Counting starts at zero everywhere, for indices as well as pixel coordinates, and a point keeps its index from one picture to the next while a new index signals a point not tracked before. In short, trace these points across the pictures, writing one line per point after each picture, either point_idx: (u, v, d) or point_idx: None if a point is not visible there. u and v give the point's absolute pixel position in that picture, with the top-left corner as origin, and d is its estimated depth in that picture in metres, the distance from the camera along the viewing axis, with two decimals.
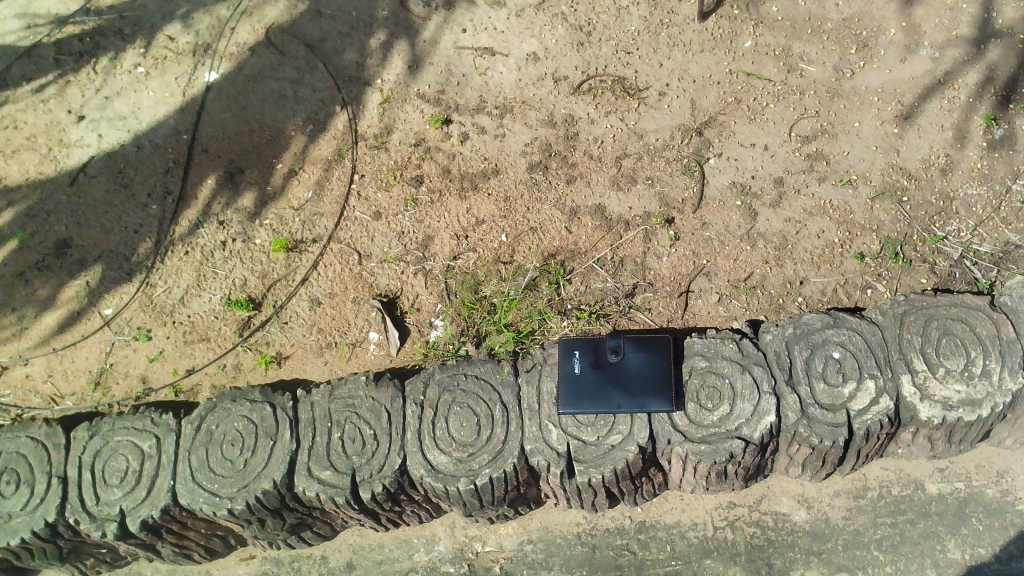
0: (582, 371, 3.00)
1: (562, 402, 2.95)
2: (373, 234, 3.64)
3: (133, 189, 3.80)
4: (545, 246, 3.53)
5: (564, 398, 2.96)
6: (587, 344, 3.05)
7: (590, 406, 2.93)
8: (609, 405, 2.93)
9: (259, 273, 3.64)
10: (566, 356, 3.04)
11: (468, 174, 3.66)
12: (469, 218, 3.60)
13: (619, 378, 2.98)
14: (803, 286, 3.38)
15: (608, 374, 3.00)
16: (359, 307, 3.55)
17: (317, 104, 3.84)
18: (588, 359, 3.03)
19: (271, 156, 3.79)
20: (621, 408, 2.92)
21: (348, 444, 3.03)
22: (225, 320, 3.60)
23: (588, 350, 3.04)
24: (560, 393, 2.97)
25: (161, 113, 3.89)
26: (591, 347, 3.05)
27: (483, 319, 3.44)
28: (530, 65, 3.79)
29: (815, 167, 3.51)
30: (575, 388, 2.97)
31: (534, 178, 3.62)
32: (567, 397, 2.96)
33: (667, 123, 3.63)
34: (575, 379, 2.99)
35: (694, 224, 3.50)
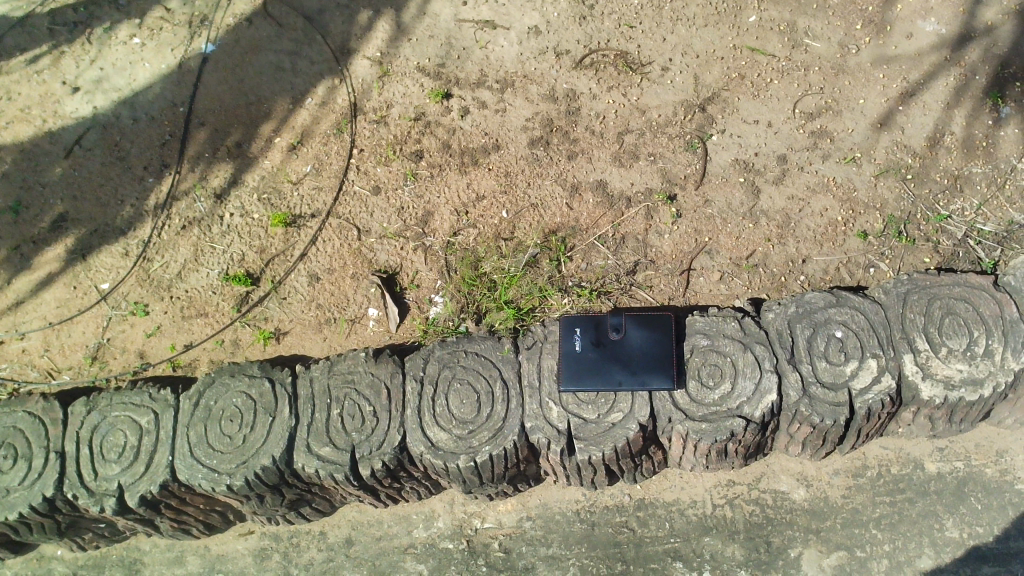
0: (585, 349, 2.98)
1: (564, 380, 2.93)
2: (373, 209, 3.61)
3: (129, 161, 3.76)
4: (546, 223, 3.49)
5: (566, 375, 2.94)
6: (589, 322, 3.02)
7: (593, 386, 2.92)
8: (613, 384, 2.92)
9: (257, 248, 3.60)
10: (567, 333, 3.01)
11: (468, 149, 3.63)
12: (469, 193, 3.57)
13: (622, 356, 2.96)
14: (805, 264, 3.34)
15: (612, 353, 2.97)
16: (358, 283, 3.50)
17: (316, 77, 3.80)
18: (590, 336, 3.00)
19: (269, 130, 3.75)
20: (625, 387, 2.91)
21: (348, 420, 3.03)
22: (223, 295, 3.55)
23: (591, 327, 3.01)
24: (561, 371, 2.95)
25: (157, 85, 3.84)
26: (594, 324, 3.02)
27: (483, 295, 3.39)
28: (531, 39, 3.74)
29: (819, 144, 3.48)
30: (578, 366, 2.95)
31: (535, 154, 3.59)
32: (569, 374, 2.94)
33: (670, 98, 3.60)
34: (576, 357, 2.97)
35: (696, 201, 3.47)
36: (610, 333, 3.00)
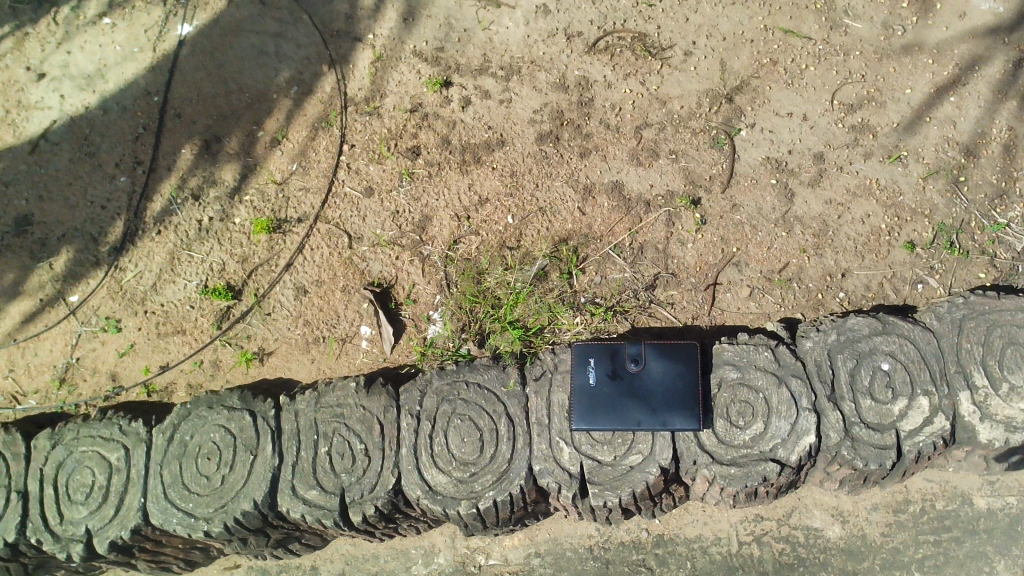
0: (599, 382, 2.67)
1: (576, 418, 2.63)
2: (365, 213, 3.27)
3: (100, 158, 3.42)
4: (556, 230, 3.16)
5: (578, 413, 2.64)
6: (603, 352, 2.70)
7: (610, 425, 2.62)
8: (632, 422, 2.61)
9: (238, 257, 3.26)
10: (578, 364, 2.70)
11: (469, 146, 3.28)
12: (471, 196, 3.24)
13: (642, 390, 2.65)
14: (845, 279, 3.01)
15: (631, 386, 2.66)
16: (349, 297, 3.18)
17: (302, 62, 3.43)
18: (605, 368, 2.69)
19: (251, 123, 3.41)
20: (646, 426, 2.60)
21: (337, 460, 2.75)
22: (202, 310, 3.23)
23: (605, 357, 2.70)
24: (573, 408, 2.65)
25: (130, 72, 3.49)
26: (609, 353, 2.70)
27: (486, 314, 3.08)
28: (539, 19, 3.36)
29: (860, 140, 3.12)
30: (592, 402, 2.65)
31: (544, 151, 3.24)
32: (581, 412, 2.64)
33: (693, 88, 3.23)
34: (590, 392, 2.66)
35: (723, 205, 3.12)
36: (627, 364, 2.68)
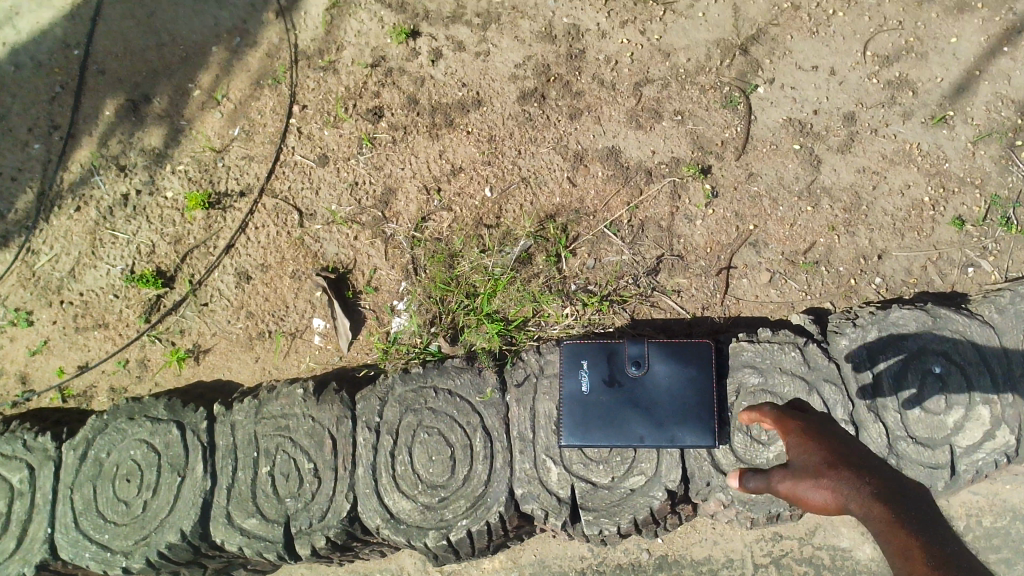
0: (594, 391, 2.22)
1: (568, 435, 2.20)
2: (318, 185, 2.80)
3: (8, 122, 2.91)
4: (541, 205, 2.70)
5: (570, 429, 2.20)
6: (595, 353, 2.25)
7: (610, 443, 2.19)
8: (636, 437, 2.18)
9: (170, 237, 2.79)
10: (567, 369, 2.25)
11: (440, 106, 2.80)
12: (442, 164, 2.76)
13: (645, 398, 2.20)
14: (881, 262, 2.57)
15: (632, 393, 2.21)
16: (299, 284, 2.72)
17: (245, 9, 2.92)
18: (599, 372, 2.23)
19: (185, 80, 2.91)
20: (653, 441, 2.17)
21: (281, 482, 2.31)
22: (126, 299, 2.77)
23: (599, 359, 2.24)
24: (563, 423, 2.21)
25: (46, 20, 2.94)
26: (603, 354, 2.25)
27: (459, 305, 2.62)
28: None
29: (898, 98, 2.66)
30: (586, 416, 2.20)
31: (527, 112, 2.77)
32: (574, 427, 2.20)
33: (702, 37, 2.75)
34: (583, 401, 2.22)
35: (737, 174, 2.66)
36: (626, 366, 2.22)
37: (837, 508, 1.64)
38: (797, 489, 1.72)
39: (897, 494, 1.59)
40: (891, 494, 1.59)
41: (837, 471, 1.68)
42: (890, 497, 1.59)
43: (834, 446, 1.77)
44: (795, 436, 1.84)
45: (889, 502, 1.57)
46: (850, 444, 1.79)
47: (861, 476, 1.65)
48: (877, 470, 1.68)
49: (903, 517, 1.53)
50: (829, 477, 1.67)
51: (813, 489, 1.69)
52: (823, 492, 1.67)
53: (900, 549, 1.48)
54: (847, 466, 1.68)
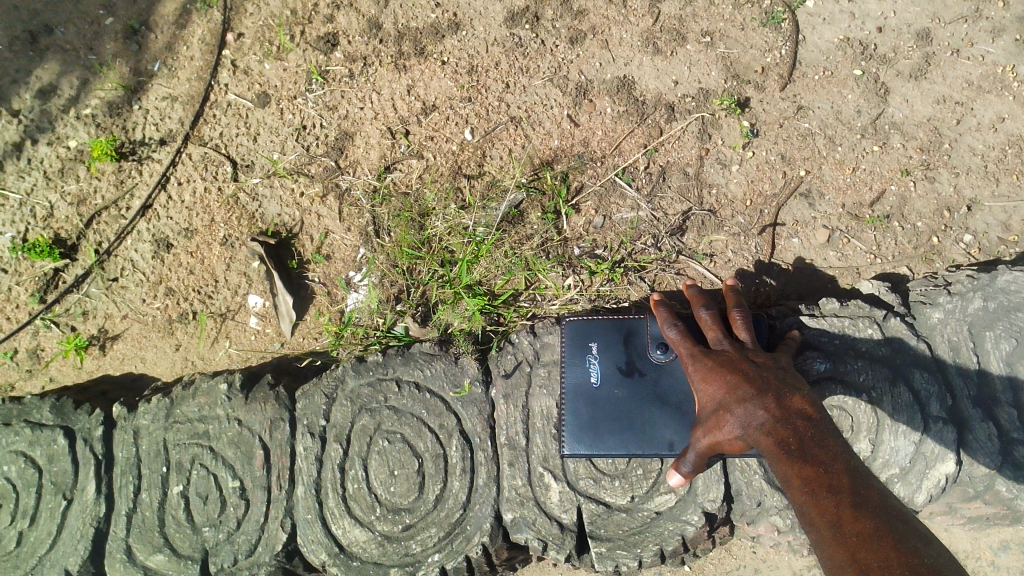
0: (606, 383, 1.68)
1: (575, 444, 1.67)
2: (257, 131, 2.23)
3: None
4: (536, 149, 2.15)
5: (577, 435, 1.67)
6: (606, 334, 1.72)
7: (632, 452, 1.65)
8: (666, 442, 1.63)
9: (72, 197, 2.22)
10: (569, 358, 1.72)
11: (409, 32, 2.21)
12: (411, 101, 2.20)
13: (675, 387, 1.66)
14: (970, 215, 2.09)
15: (658, 383, 1.66)
16: (232, 253, 2.19)
17: None
18: (611, 359, 1.70)
19: (95, 3, 2.25)
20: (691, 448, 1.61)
21: (197, 507, 1.76)
22: (17, 274, 2.22)
23: (613, 342, 1.71)
24: (568, 428, 1.68)
25: None
26: (617, 337, 1.72)
27: (432, 277, 2.10)
28: None
29: (984, 11, 2.11)
30: (597, 417, 1.67)
31: (517, 36, 2.19)
32: (583, 432, 1.67)
33: None
34: (592, 394, 1.68)
35: (783, 108, 2.12)
36: (648, 349, 1.68)
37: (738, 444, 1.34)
38: (703, 440, 1.39)
39: (790, 414, 1.28)
40: (785, 414, 1.28)
41: (729, 397, 1.36)
42: (785, 416, 1.28)
43: (735, 370, 1.40)
44: (697, 365, 1.48)
45: (781, 430, 1.26)
46: (754, 361, 1.43)
47: (756, 403, 1.31)
48: (781, 384, 1.36)
49: (798, 445, 1.24)
50: (722, 411, 1.35)
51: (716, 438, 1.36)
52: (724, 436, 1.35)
53: (799, 484, 1.20)
54: (740, 392, 1.34)
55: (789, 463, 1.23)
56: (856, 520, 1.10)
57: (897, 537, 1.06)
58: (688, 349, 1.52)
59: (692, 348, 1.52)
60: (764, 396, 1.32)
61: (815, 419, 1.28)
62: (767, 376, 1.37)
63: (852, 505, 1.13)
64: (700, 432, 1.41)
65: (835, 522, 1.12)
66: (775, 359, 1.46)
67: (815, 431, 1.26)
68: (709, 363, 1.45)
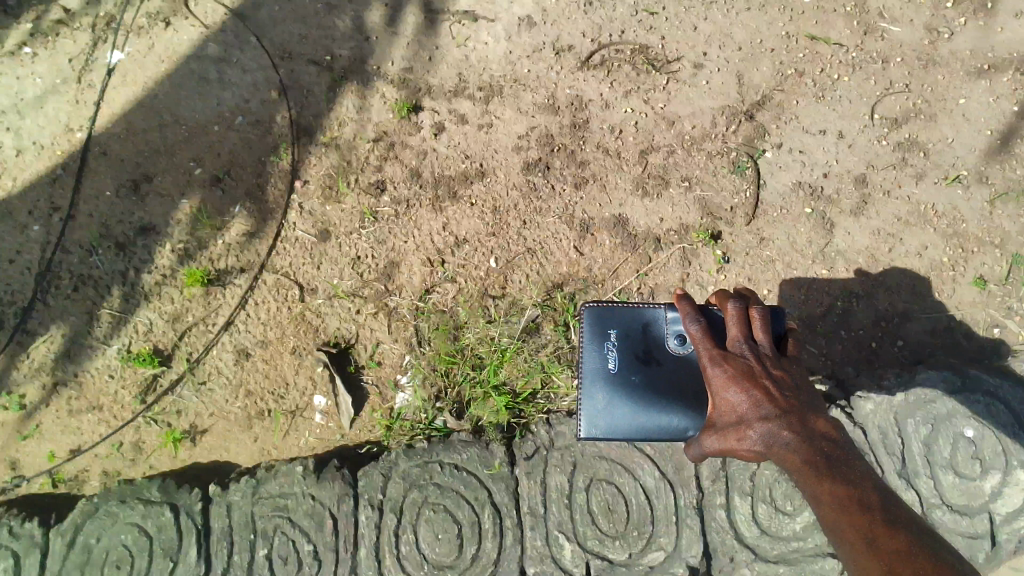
0: (622, 369, 1.97)
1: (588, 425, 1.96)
2: (320, 261, 2.72)
3: (7, 206, 2.75)
4: (549, 274, 2.66)
5: (591, 418, 1.96)
6: (625, 325, 2.00)
7: (638, 432, 1.95)
8: (667, 425, 1.92)
9: (169, 315, 2.71)
10: (589, 345, 2.01)
11: (444, 179, 2.73)
12: (446, 236, 2.70)
13: (683, 379, 1.94)
14: (903, 325, 2.63)
15: (672, 370, 1.96)
16: (300, 361, 2.67)
17: (250, 88, 2.80)
18: (628, 348, 1.98)
19: (186, 157, 2.78)
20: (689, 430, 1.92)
21: (279, 565, 2.17)
22: (121, 380, 2.68)
23: (632, 331, 1.99)
24: (584, 412, 1.97)
25: (49, 106, 2.80)
26: (635, 326, 2.00)
27: (465, 378, 2.60)
28: (522, 33, 2.79)
29: (909, 159, 2.68)
30: (613, 397, 1.96)
31: (531, 183, 2.71)
32: (600, 413, 1.96)
33: (707, 105, 2.72)
34: (609, 380, 1.97)
35: (748, 240, 2.66)
36: (666, 339, 1.96)
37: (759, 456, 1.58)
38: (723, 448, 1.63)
39: (814, 438, 1.54)
40: (808, 437, 1.55)
41: (753, 411, 1.59)
42: (809, 439, 1.54)
43: (758, 386, 1.62)
44: (719, 372, 1.68)
45: (809, 452, 1.52)
46: (771, 374, 1.65)
47: (784, 426, 1.56)
48: (800, 407, 1.61)
49: (826, 466, 1.50)
50: (745, 425, 1.59)
51: (737, 448, 1.60)
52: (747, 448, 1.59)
53: (830, 500, 1.46)
54: (767, 412, 1.58)
55: (820, 482, 1.49)
56: (889, 535, 1.37)
57: (924, 545, 1.34)
58: (708, 351, 1.71)
59: (712, 351, 1.71)
60: (790, 421, 1.57)
61: (834, 443, 1.55)
62: (786, 395, 1.61)
63: (883, 520, 1.40)
64: (716, 437, 1.65)
65: (869, 533, 1.38)
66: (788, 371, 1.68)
67: (836, 453, 1.53)
68: (731, 370, 1.66)
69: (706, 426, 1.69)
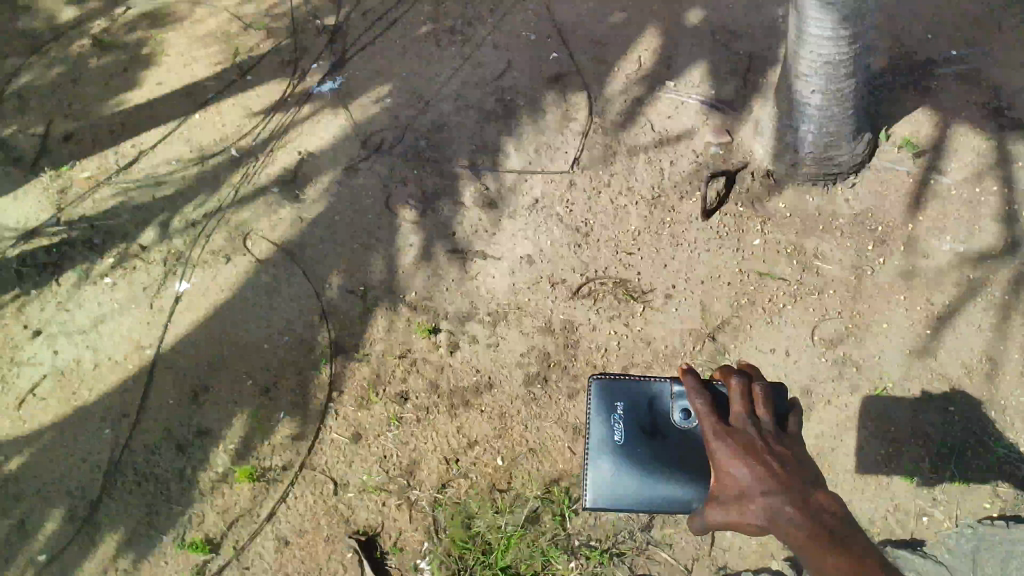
0: (628, 440, 2.34)
1: (594, 490, 2.35)
2: (352, 460, 3.21)
3: (87, 413, 3.30)
4: (547, 471, 3.16)
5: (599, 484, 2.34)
6: (633, 399, 2.35)
7: (639, 497, 2.32)
8: (662, 492, 2.28)
9: (219, 506, 3.17)
10: (599, 416, 2.37)
11: (458, 390, 3.26)
12: (459, 438, 3.20)
13: (681, 451, 2.27)
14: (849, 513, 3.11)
15: (675, 441, 2.29)
16: (333, 547, 3.11)
17: (296, 314, 3.41)
18: (634, 420, 2.34)
19: (240, 370, 3.33)
20: (680, 497, 2.26)
21: None
22: (173, 564, 3.11)
23: (639, 406, 2.34)
24: (594, 478, 2.36)
25: (128, 328, 3.43)
26: (642, 401, 2.35)
27: (476, 562, 3.07)
28: (523, 269, 3.44)
29: (845, 373, 3.24)
30: (618, 465, 2.34)
31: (532, 393, 3.25)
32: (608, 479, 2.34)
33: (677, 328, 3.32)
34: (617, 449, 2.34)
35: None
36: (671, 412, 2.29)
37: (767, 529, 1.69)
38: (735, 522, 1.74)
39: (812, 510, 1.66)
40: (809, 511, 1.66)
41: (756, 485, 1.73)
42: (810, 511, 1.66)
43: (761, 460, 1.77)
44: (724, 448, 1.84)
45: (810, 522, 1.64)
46: (773, 450, 1.80)
47: (787, 498, 1.67)
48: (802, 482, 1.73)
49: (824, 535, 1.62)
50: (750, 500, 1.72)
51: (748, 522, 1.71)
52: (758, 521, 1.69)
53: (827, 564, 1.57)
54: (770, 486, 1.71)
55: (819, 550, 1.60)
56: None
57: None
58: (713, 427, 1.89)
59: (717, 428, 1.88)
60: (791, 493, 1.68)
61: (833, 517, 1.66)
62: (785, 466, 1.75)
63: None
64: (728, 512, 1.76)
65: None
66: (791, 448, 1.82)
67: (834, 524, 1.64)
68: (734, 444, 1.82)
69: (717, 498, 1.82)
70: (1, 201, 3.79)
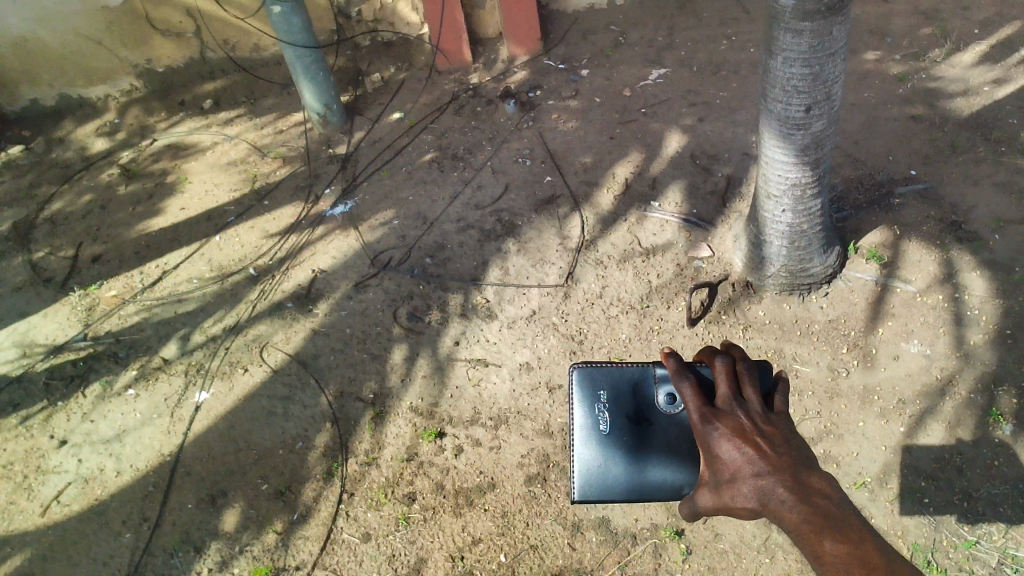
0: (614, 430, 2.14)
1: (580, 483, 2.14)
2: (361, 558, 3.29)
3: (106, 517, 3.40)
4: (549, 566, 3.24)
5: (586, 479, 2.13)
6: (617, 387, 2.16)
7: (629, 488, 2.11)
8: (651, 478, 2.07)
9: None
10: (583, 405, 2.18)
11: (462, 490, 3.42)
12: (464, 536, 3.32)
13: (670, 440, 2.07)
14: None
15: (663, 429, 2.09)
16: None
17: (308, 421, 3.63)
18: (619, 409, 2.15)
19: (255, 473, 3.49)
20: (672, 482, 2.06)
21: None
22: None
23: (622, 393, 2.15)
24: (581, 471, 2.14)
25: (149, 435, 3.63)
26: (625, 386, 2.16)
27: None
28: (522, 374, 3.70)
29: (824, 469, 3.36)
30: (606, 455, 2.14)
31: (532, 491, 3.41)
32: (593, 472, 2.13)
33: None
34: (603, 440, 2.14)
35: (706, 534, 3.28)
36: (655, 399, 2.11)
37: (758, 514, 1.46)
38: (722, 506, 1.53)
39: (808, 492, 1.41)
40: (806, 493, 1.41)
41: (746, 468, 1.49)
42: (805, 492, 1.41)
43: (749, 440, 1.53)
44: (713, 431, 1.58)
45: (806, 506, 1.39)
46: (763, 429, 1.55)
47: (778, 480, 1.44)
48: (797, 462, 1.48)
49: (825, 522, 1.36)
50: (738, 483, 1.49)
51: (737, 508, 1.49)
52: (747, 506, 1.47)
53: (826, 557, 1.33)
54: (761, 468, 1.47)
55: (819, 539, 1.35)
56: None
57: None
58: (699, 411, 1.63)
59: (705, 412, 1.62)
60: (783, 473, 1.45)
61: (834, 500, 1.40)
62: (777, 446, 1.51)
63: None
64: (714, 499, 1.55)
65: None
66: (785, 428, 1.56)
67: (835, 506, 1.39)
68: (722, 428, 1.57)
69: (702, 490, 1.61)
70: (31, 319, 4.14)
